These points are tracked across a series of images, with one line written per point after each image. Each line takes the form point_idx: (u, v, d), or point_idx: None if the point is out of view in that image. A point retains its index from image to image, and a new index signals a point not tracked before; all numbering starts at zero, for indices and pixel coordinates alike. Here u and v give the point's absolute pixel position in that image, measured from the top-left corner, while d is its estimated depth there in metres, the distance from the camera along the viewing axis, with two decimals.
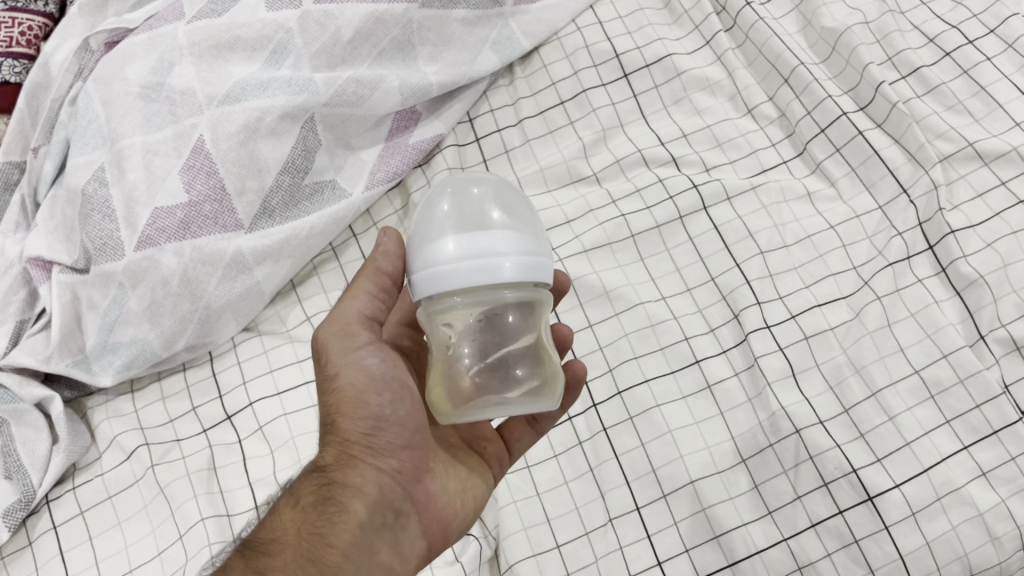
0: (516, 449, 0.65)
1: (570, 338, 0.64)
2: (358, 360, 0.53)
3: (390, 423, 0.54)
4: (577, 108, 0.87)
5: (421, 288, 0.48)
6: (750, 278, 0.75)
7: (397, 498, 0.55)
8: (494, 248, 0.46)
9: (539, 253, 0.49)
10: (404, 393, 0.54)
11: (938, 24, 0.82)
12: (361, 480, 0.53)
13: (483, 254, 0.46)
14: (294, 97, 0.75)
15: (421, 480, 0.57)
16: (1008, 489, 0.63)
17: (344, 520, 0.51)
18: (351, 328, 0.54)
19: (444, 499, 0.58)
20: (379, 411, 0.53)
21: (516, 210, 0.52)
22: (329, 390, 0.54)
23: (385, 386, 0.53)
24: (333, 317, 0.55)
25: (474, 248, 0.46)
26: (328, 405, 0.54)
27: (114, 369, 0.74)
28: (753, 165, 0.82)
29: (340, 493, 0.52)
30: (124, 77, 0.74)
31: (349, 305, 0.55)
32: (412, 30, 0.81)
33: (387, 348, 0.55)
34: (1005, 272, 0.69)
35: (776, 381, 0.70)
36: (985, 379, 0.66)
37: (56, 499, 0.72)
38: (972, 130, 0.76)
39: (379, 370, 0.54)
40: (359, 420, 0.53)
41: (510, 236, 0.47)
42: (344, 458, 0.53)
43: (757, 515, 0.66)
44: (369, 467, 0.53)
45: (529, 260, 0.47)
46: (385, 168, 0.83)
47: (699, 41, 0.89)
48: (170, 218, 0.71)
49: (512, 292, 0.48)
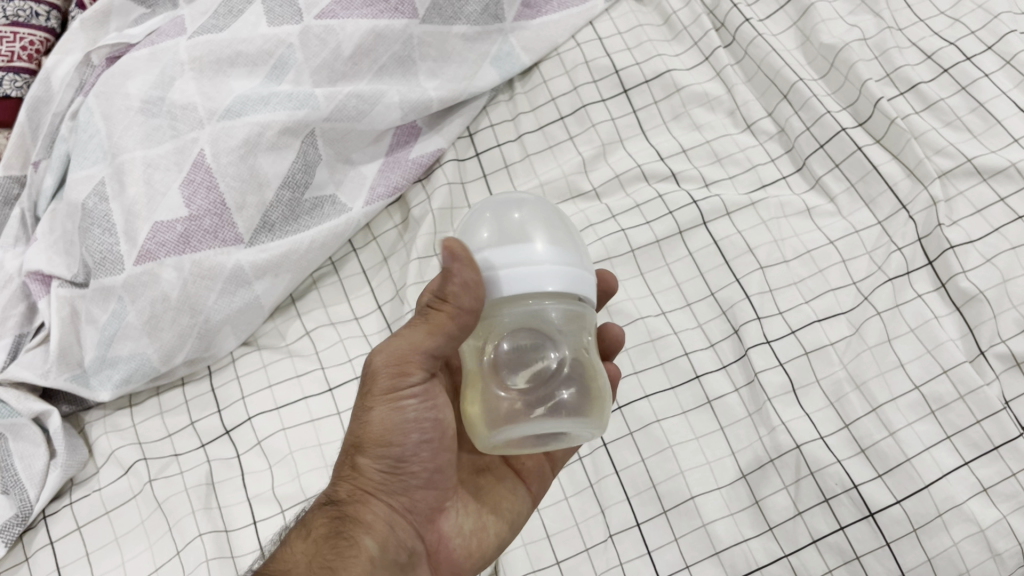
0: (559, 456, 0.65)
1: (620, 338, 0.66)
2: (394, 401, 0.53)
3: (409, 463, 0.54)
4: (576, 124, 0.87)
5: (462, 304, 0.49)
6: (749, 293, 0.75)
7: (409, 537, 0.55)
8: (531, 260, 0.47)
9: (578, 265, 0.50)
10: (433, 433, 0.55)
11: (936, 41, 0.83)
12: (373, 517, 0.53)
13: (521, 266, 0.47)
14: (295, 112, 0.75)
15: (432, 520, 0.57)
16: (1009, 505, 0.63)
17: (356, 555, 0.51)
18: (406, 364, 0.52)
19: (457, 540, 0.58)
20: (401, 451, 0.54)
21: (556, 222, 0.53)
22: (361, 419, 0.53)
23: (414, 428, 0.53)
24: (396, 343, 0.51)
25: (512, 262, 0.47)
26: (354, 433, 0.54)
27: (112, 384, 0.73)
28: (752, 180, 0.82)
29: (351, 528, 0.52)
30: (125, 92, 0.74)
31: (412, 336, 0.51)
32: (412, 46, 0.82)
33: (430, 387, 0.54)
34: (1004, 288, 0.69)
35: (776, 396, 0.70)
36: (985, 395, 0.65)
37: (53, 515, 0.72)
38: (970, 146, 0.77)
39: (413, 412, 0.53)
40: (380, 458, 0.53)
41: (549, 250, 0.48)
42: (358, 494, 0.54)
43: (757, 531, 0.66)
44: (381, 504, 0.54)
45: (569, 270, 0.48)
46: (384, 182, 0.83)
47: (698, 57, 0.89)
48: (170, 232, 0.71)
49: (557, 304, 0.49)
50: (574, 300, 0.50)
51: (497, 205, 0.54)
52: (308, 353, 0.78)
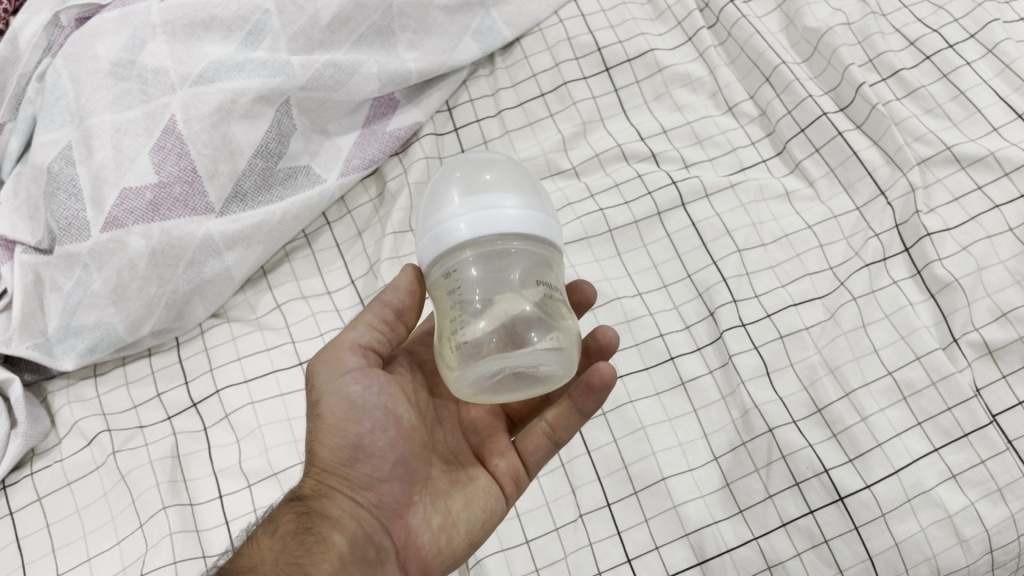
0: (532, 462, 0.60)
1: (614, 339, 0.60)
2: (341, 389, 0.53)
3: (368, 453, 0.53)
4: (557, 101, 0.86)
5: (426, 253, 0.50)
6: (726, 276, 0.75)
7: (377, 533, 0.53)
8: (499, 204, 0.48)
9: (546, 207, 0.51)
10: (387, 422, 0.54)
11: (919, 28, 0.82)
12: (340, 512, 0.52)
13: (490, 206, 0.47)
14: (269, 80, 0.73)
15: (401, 515, 0.55)
16: (977, 492, 0.63)
17: (324, 550, 0.49)
18: (340, 354, 0.54)
19: (425, 534, 0.55)
20: (357, 439, 0.53)
21: (526, 181, 0.53)
22: (313, 416, 0.54)
23: (365, 415, 0.53)
24: (328, 344, 0.55)
25: (480, 203, 0.48)
26: (310, 431, 0.54)
27: (76, 353, 0.72)
28: (732, 163, 0.82)
29: (319, 523, 0.51)
30: (95, 54, 0.72)
31: (344, 332, 0.55)
32: (392, 16, 0.80)
33: (374, 374, 0.54)
34: (979, 276, 0.69)
35: (749, 379, 0.69)
36: (957, 382, 0.65)
37: (14, 485, 0.70)
38: (950, 134, 0.77)
39: (360, 399, 0.53)
40: (337, 448, 0.53)
41: (519, 196, 0.49)
42: (321, 488, 0.53)
43: (728, 514, 0.66)
44: (347, 499, 0.53)
45: (535, 218, 0.48)
46: (359, 155, 0.82)
47: (681, 38, 0.89)
48: (139, 199, 0.69)
49: (518, 246, 0.49)
50: (540, 248, 0.50)
51: (468, 164, 0.55)
52: (278, 327, 0.77)
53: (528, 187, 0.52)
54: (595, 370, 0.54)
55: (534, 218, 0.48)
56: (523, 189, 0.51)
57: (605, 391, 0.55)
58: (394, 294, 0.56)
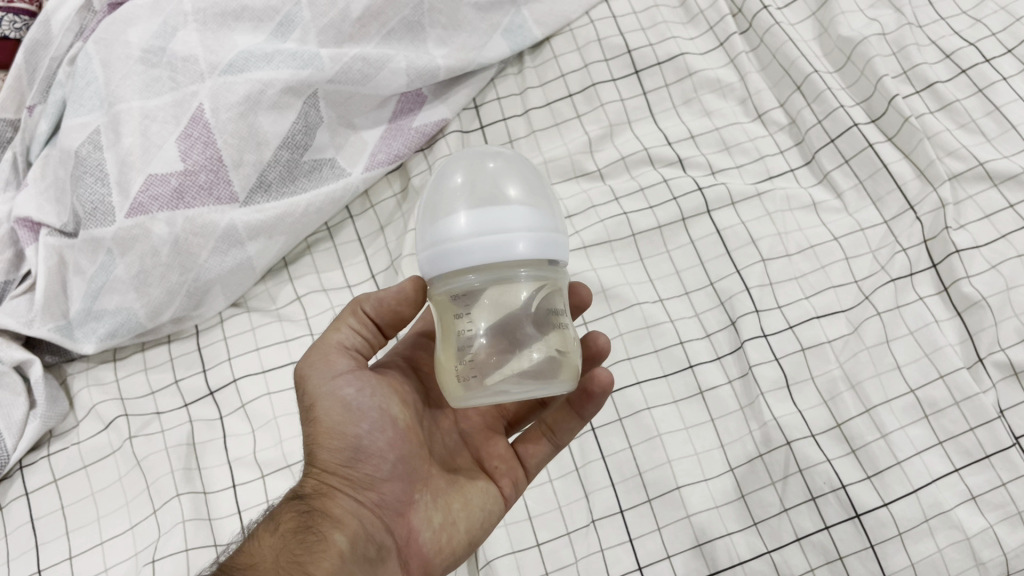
0: (532, 465, 0.61)
1: (606, 348, 0.60)
2: (337, 392, 0.52)
3: (368, 454, 0.53)
4: (585, 102, 0.86)
5: (427, 268, 0.48)
6: (749, 285, 0.74)
7: (378, 532, 0.53)
8: (504, 223, 0.45)
9: (554, 218, 0.49)
10: (384, 422, 0.54)
11: (956, 41, 0.81)
12: (342, 512, 0.51)
13: (495, 229, 0.45)
14: (298, 71, 0.73)
15: (402, 514, 0.55)
16: (997, 515, 0.62)
17: (324, 549, 0.49)
18: (329, 356, 0.53)
19: (427, 533, 0.55)
20: (357, 440, 0.52)
21: (532, 183, 0.51)
22: (309, 419, 0.53)
23: (362, 417, 0.53)
24: (315, 347, 0.54)
25: (486, 221, 0.45)
26: (307, 433, 0.53)
27: (97, 336, 0.72)
28: (759, 171, 0.81)
29: (320, 522, 0.50)
30: (126, 40, 0.71)
31: (330, 334, 0.55)
32: (422, 12, 0.80)
33: (366, 377, 0.54)
34: (1007, 296, 0.68)
35: (768, 391, 0.69)
36: (981, 403, 0.64)
37: (30, 465, 0.71)
38: (983, 150, 0.75)
39: (355, 401, 0.53)
40: (336, 450, 0.52)
41: (527, 212, 0.46)
42: (322, 488, 0.52)
43: (741, 526, 0.65)
44: (348, 498, 0.52)
45: (542, 237, 0.46)
46: (384, 149, 0.82)
47: (713, 42, 0.88)
48: (165, 186, 0.70)
49: (526, 269, 0.48)
50: (547, 271, 0.49)
51: (471, 159, 0.52)
52: (298, 319, 0.78)
53: (534, 193, 0.50)
54: (595, 378, 0.57)
55: (542, 237, 0.46)
56: (531, 201, 0.48)
57: (603, 398, 0.58)
58: (374, 305, 0.56)
